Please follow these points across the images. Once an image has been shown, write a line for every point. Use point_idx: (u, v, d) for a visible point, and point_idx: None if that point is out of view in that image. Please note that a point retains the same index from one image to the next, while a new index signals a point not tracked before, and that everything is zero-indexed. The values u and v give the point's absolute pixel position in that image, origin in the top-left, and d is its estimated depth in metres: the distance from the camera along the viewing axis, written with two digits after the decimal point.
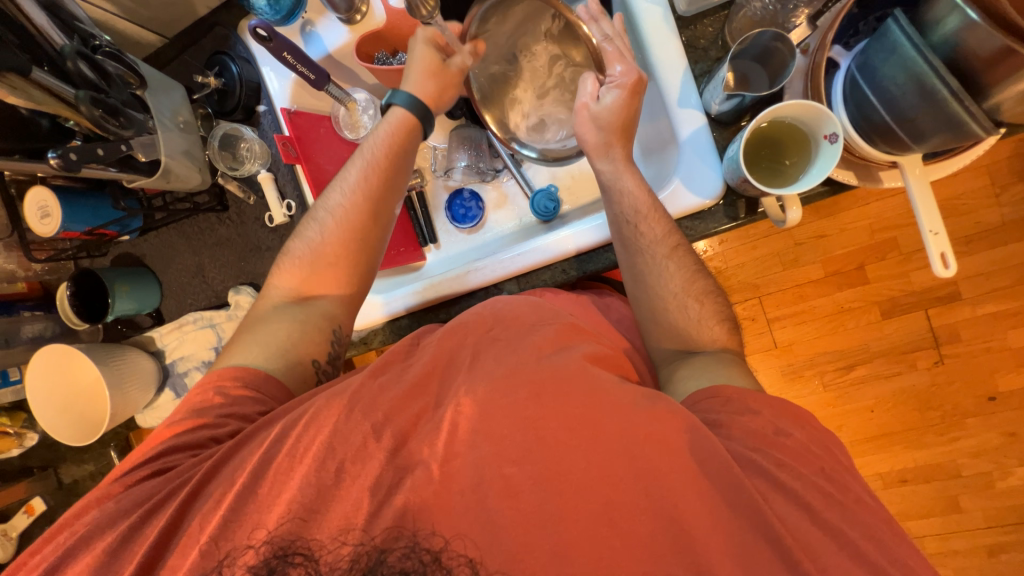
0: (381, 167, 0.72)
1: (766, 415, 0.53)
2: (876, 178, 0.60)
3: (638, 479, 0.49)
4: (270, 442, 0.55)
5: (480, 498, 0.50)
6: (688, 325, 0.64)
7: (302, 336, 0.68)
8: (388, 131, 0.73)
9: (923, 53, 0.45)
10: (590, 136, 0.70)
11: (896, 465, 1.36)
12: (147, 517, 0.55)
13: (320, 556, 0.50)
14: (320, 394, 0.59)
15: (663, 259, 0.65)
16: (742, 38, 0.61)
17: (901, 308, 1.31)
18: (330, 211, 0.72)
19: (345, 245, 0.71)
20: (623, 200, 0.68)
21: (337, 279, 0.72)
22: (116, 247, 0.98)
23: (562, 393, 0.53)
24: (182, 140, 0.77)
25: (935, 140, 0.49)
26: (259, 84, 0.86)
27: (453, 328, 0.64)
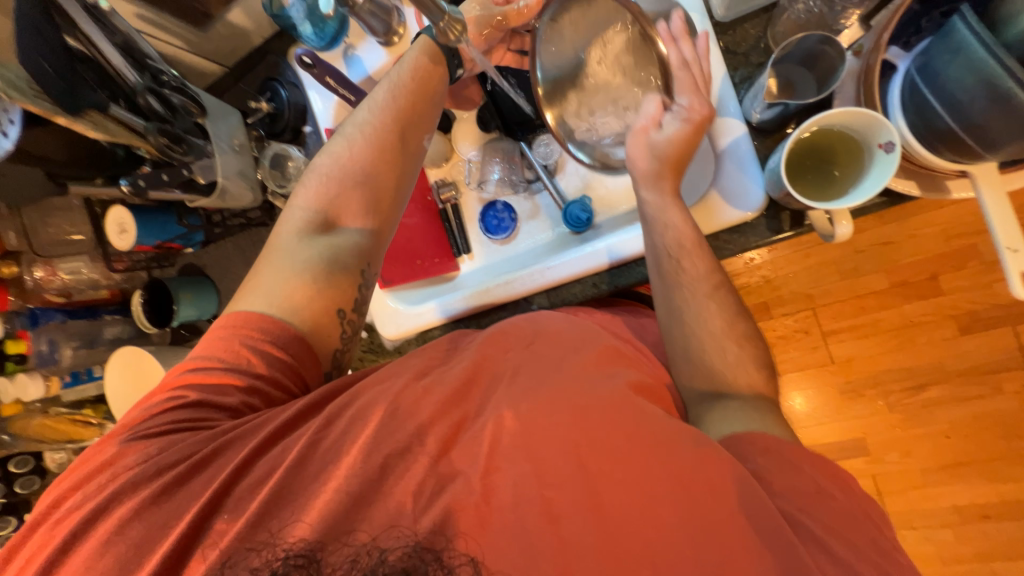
0: (410, 90, 0.69)
1: (808, 470, 0.50)
2: (943, 189, 0.54)
3: (682, 515, 0.48)
4: (318, 427, 0.55)
5: (518, 518, 0.50)
6: (720, 359, 0.61)
7: (325, 276, 0.63)
8: (414, 56, 0.70)
9: (995, 52, 0.41)
10: (642, 163, 0.65)
11: (977, 499, 1.21)
12: (179, 483, 0.54)
13: (322, 558, 0.49)
14: (369, 387, 0.59)
15: (705, 298, 0.63)
16: (783, 44, 0.58)
17: (981, 324, 1.19)
18: (356, 137, 0.69)
19: (372, 171, 0.68)
20: (666, 233, 0.65)
21: (364, 210, 0.68)
22: (183, 258, 1.08)
23: (604, 425, 0.53)
24: (236, 161, 0.84)
25: (1013, 148, 0.44)
26: (306, 106, 0.92)
27: (497, 335, 0.67)
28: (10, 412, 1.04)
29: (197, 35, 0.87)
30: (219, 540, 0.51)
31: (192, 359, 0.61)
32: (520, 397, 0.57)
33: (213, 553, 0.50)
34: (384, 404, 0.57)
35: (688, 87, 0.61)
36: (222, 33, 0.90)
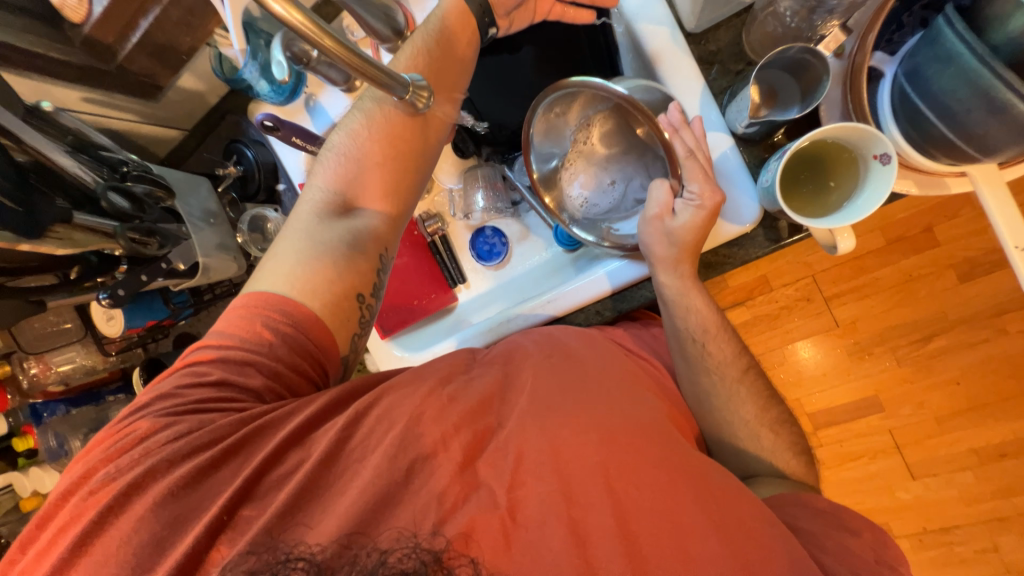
0: (429, 61, 0.64)
1: (868, 537, 0.53)
2: (943, 186, 0.52)
3: (717, 550, 0.49)
4: (345, 425, 0.53)
5: (544, 536, 0.48)
6: (744, 431, 0.65)
7: (347, 258, 0.59)
8: (444, 19, 0.65)
9: (989, 63, 0.38)
10: (658, 248, 0.63)
11: (991, 439, 1.23)
12: (214, 465, 0.50)
13: (320, 560, 0.45)
14: (390, 392, 0.57)
15: (733, 385, 0.64)
16: (765, 56, 0.56)
17: (981, 270, 1.20)
18: (374, 107, 0.64)
19: (389, 147, 0.63)
20: (688, 318, 0.64)
21: (384, 190, 0.63)
22: (178, 328, 1.06)
23: (629, 462, 0.52)
24: (214, 235, 0.81)
25: (1011, 152, 0.42)
26: (275, 164, 0.89)
27: (512, 368, 0.64)
28: (32, 505, 1.01)
29: (150, 106, 0.83)
30: (243, 533, 0.47)
31: (215, 333, 0.57)
32: (545, 416, 0.55)
33: (233, 548, 0.47)
34: (405, 416, 0.53)
35: (697, 173, 0.59)
36: (176, 99, 0.86)
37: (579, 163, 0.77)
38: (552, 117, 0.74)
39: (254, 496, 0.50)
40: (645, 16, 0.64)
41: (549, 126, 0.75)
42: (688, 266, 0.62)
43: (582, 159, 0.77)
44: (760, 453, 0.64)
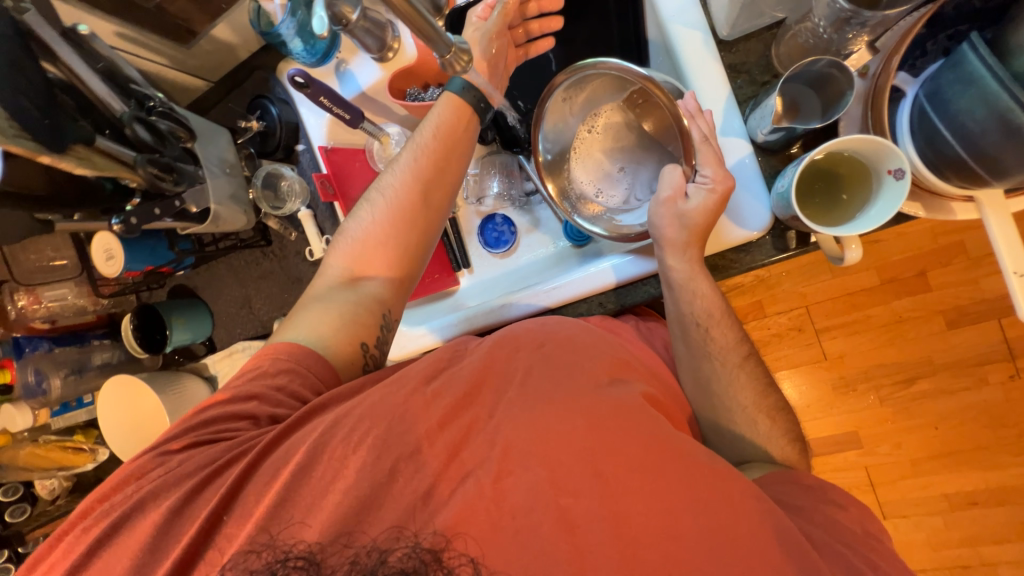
0: (435, 151, 0.69)
1: (855, 511, 0.54)
2: (948, 211, 0.54)
3: (705, 531, 0.49)
4: (328, 425, 0.56)
5: (532, 524, 0.50)
6: (741, 415, 0.65)
7: (350, 315, 0.67)
8: (438, 113, 0.69)
9: (1008, 87, 0.41)
10: (669, 231, 0.63)
11: (965, 487, 1.24)
12: (210, 482, 0.56)
13: (320, 560, 0.50)
14: (373, 390, 0.59)
15: (732, 368, 0.64)
16: (792, 67, 0.58)
17: (969, 318, 1.22)
18: (381, 192, 0.72)
19: (393, 225, 0.70)
20: (695, 303, 0.64)
21: (388, 260, 0.70)
22: (173, 280, 1.05)
23: (622, 437, 0.53)
24: (228, 185, 0.81)
25: (1021, 177, 0.44)
26: (297, 124, 0.89)
27: (504, 339, 0.64)
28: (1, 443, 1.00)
29: (181, 51, 0.83)
30: (249, 513, 0.54)
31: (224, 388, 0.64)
32: (537, 403, 0.56)
33: (236, 544, 0.52)
34: (384, 417, 0.56)
35: (712, 159, 0.61)
36: (206, 49, 0.86)
37: (579, 152, 0.80)
38: (560, 103, 0.76)
39: (250, 504, 0.54)
40: (680, 18, 0.66)
41: (559, 110, 0.76)
42: (695, 249, 0.63)
43: (582, 147, 0.80)
44: (755, 441, 0.64)
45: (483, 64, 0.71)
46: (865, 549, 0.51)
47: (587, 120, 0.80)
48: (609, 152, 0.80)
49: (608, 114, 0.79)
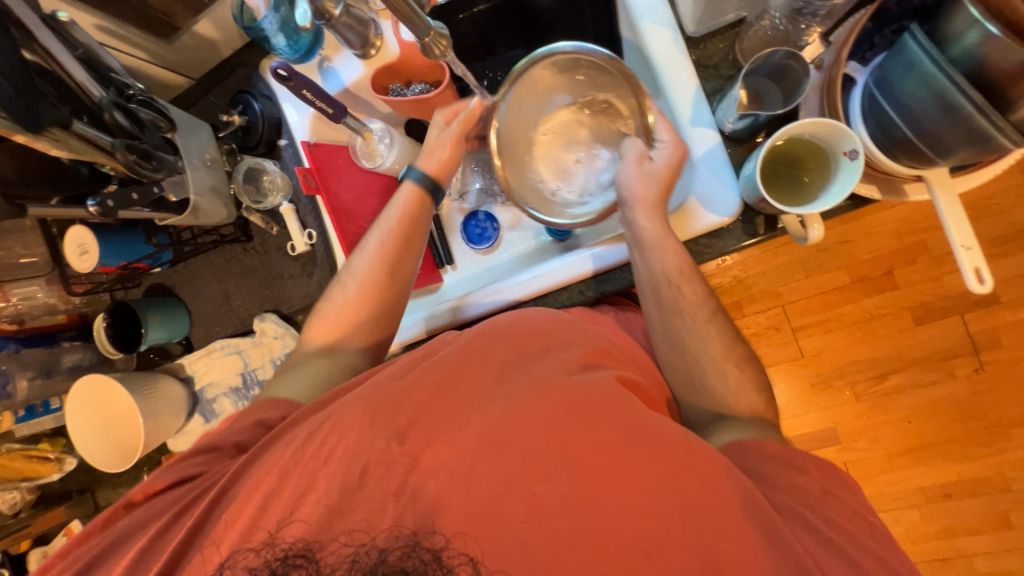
0: (400, 235, 0.77)
1: (814, 474, 0.55)
2: (901, 192, 0.58)
3: (673, 506, 0.50)
4: (301, 441, 0.56)
5: (506, 513, 0.50)
6: (711, 366, 0.65)
7: (325, 380, 0.72)
8: (402, 202, 0.78)
9: (945, 69, 0.44)
10: (636, 189, 0.67)
11: (937, 479, 1.28)
12: (176, 519, 0.59)
13: (320, 557, 0.50)
14: (342, 399, 0.60)
15: (702, 325, 0.65)
16: (754, 57, 0.61)
17: (934, 314, 1.26)
18: (351, 274, 0.77)
19: (365, 304, 0.76)
20: (664, 261, 0.66)
21: (361, 332, 0.77)
22: (149, 278, 1.03)
23: (591, 415, 0.54)
24: (208, 177, 0.80)
25: (962, 154, 0.48)
26: (280, 120, 0.90)
27: (481, 332, 0.65)
28: None
29: (163, 47, 0.84)
30: (242, 510, 0.54)
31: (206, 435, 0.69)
32: (526, 393, 0.56)
33: (234, 540, 0.53)
34: (354, 426, 0.56)
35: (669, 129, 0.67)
36: (189, 45, 0.87)
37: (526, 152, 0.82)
38: (517, 101, 0.77)
39: (243, 504, 0.55)
40: (650, 16, 0.70)
41: (516, 106, 0.78)
42: (660, 207, 0.67)
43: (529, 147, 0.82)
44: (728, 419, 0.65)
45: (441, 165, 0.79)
46: (832, 521, 0.51)
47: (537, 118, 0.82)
48: (555, 153, 0.82)
49: (554, 118, 0.82)
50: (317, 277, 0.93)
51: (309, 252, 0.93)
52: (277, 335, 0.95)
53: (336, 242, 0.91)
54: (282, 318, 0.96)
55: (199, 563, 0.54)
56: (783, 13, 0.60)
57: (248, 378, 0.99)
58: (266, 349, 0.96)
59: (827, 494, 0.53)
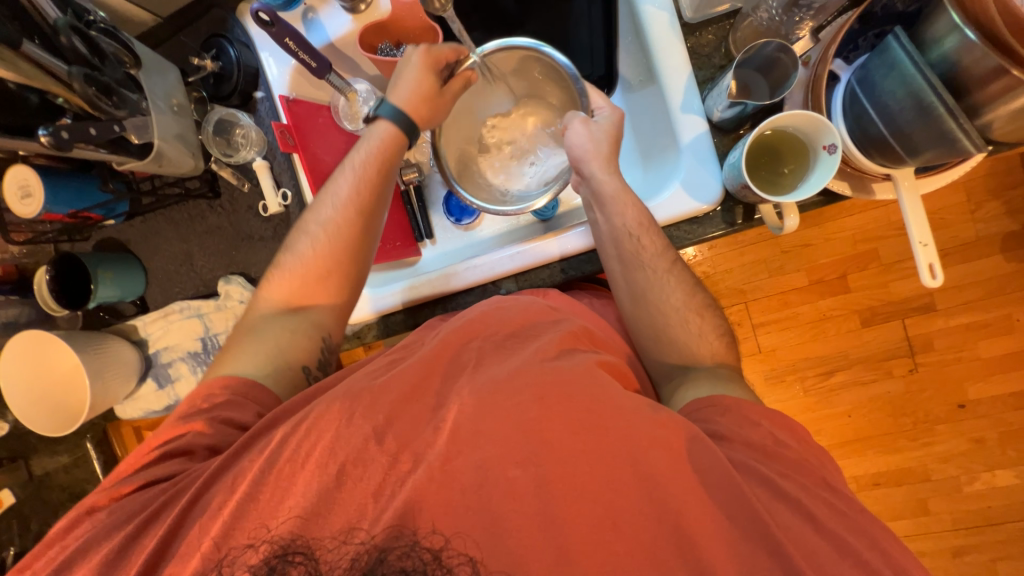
0: (368, 185, 0.73)
1: (765, 426, 0.56)
2: (869, 191, 0.61)
3: (644, 490, 0.51)
4: (275, 445, 0.54)
5: (483, 498, 0.51)
6: (675, 314, 0.68)
7: (289, 348, 0.69)
8: (375, 145, 0.74)
9: (923, 71, 0.47)
10: (582, 143, 0.72)
11: (870, 469, 1.39)
12: (142, 529, 0.55)
13: (319, 556, 0.49)
14: (320, 398, 0.58)
15: (662, 273, 0.69)
16: (746, 48, 0.63)
17: (880, 317, 1.35)
18: (319, 224, 0.73)
19: (333, 258, 0.72)
20: (625, 214, 0.69)
21: (329, 289, 0.73)
22: (100, 231, 0.94)
23: (567, 399, 0.54)
24: (175, 123, 0.75)
25: (928, 155, 0.51)
26: (257, 70, 0.85)
27: (460, 326, 0.65)
28: None
29: None
30: (224, 507, 0.52)
31: (157, 433, 0.63)
32: (521, 385, 0.55)
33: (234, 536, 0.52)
34: (332, 428, 0.54)
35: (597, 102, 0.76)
36: None
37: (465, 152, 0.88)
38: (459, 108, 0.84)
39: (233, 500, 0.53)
40: None
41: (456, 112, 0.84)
42: (612, 160, 0.71)
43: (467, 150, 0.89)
44: None
45: (417, 100, 0.74)
46: (789, 475, 0.52)
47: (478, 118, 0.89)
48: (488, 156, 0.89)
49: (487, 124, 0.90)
50: None
51: (282, 214, 0.88)
52: (243, 299, 0.90)
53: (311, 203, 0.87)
54: (249, 281, 0.91)
55: (184, 554, 0.51)
56: (779, 5, 0.65)
57: (209, 344, 0.95)
58: (231, 313, 0.92)
59: (778, 442, 0.55)
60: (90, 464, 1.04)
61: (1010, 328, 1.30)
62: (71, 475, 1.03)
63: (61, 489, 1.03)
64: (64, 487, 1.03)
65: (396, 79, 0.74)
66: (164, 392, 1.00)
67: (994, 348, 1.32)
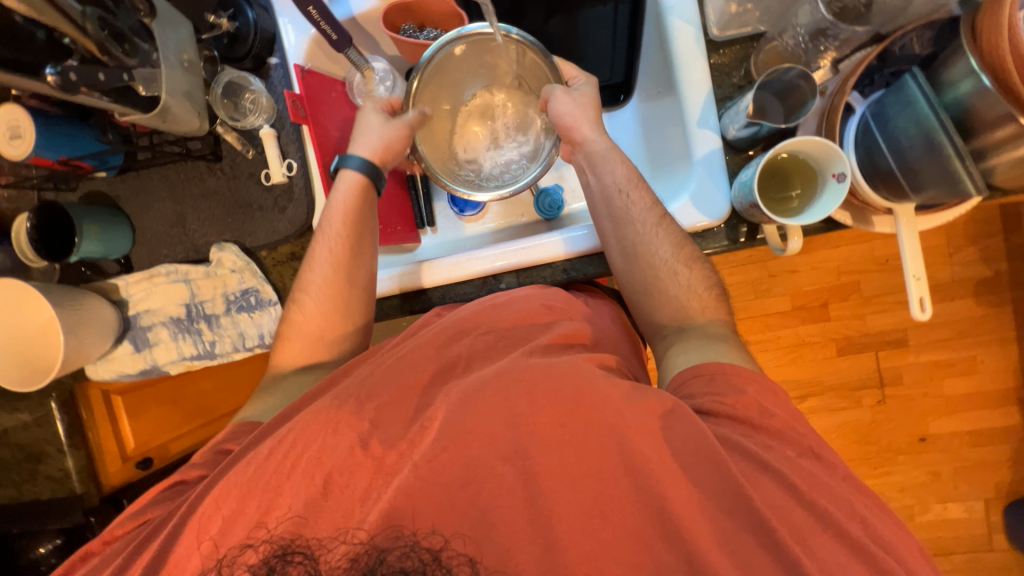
0: (343, 236, 0.76)
1: (751, 394, 0.55)
2: (869, 223, 0.63)
3: (635, 494, 0.50)
4: (262, 458, 0.55)
5: (475, 496, 0.51)
6: (663, 267, 0.69)
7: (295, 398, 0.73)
8: (344, 195, 0.77)
9: (937, 111, 0.49)
10: (566, 110, 0.75)
11: None
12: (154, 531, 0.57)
13: (319, 556, 0.51)
14: (306, 410, 0.59)
15: (651, 225, 0.70)
16: (770, 70, 0.64)
17: (855, 348, 1.40)
18: (305, 290, 0.77)
19: (326, 318, 0.76)
20: (613, 174, 0.73)
21: (330, 347, 0.77)
22: (88, 183, 0.90)
23: (565, 404, 0.53)
24: (184, 80, 0.72)
25: (932, 193, 0.53)
26: (274, 35, 0.84)
27: (448, 322, 0.68)
28: None
29: None
30: (221, 510, 0.54)
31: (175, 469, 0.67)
32: (509, 382, 0.55)
33: (233, 537, 0.53)
34: (316, 437, 0.55)
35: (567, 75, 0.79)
36: None
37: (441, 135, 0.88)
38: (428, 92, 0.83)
39: (229, 501, 0.54)
40: (679, 11, 0.71)
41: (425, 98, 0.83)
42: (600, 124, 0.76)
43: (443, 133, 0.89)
44: None
45: (383, 147, 0.78)
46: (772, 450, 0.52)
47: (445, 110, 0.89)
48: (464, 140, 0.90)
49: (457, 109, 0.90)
50: (289, 213, 0.86)
51: (285, 185, 0.86)
52: (235, 268, 0.88)
53: (317, 178, 0.85)
54: (243, 251, 0.88)
55: (185, 555, 0.53)
56: (805, 32, 0.66)
57: (194, 311, 0.92)
58: (220, 282, 0.89)
59: (764, 413, 0.54)
60: (51, 425, 0.96)
61: (973, 369, 1.36)
62: (31, 434, 0.97)
63: (18, 447, 0.97)
64: (23, 446, 0.97)
65: (359, 132, 0.79)
66: (141, 356, 0.95)
67: (958, 387, 1.38)
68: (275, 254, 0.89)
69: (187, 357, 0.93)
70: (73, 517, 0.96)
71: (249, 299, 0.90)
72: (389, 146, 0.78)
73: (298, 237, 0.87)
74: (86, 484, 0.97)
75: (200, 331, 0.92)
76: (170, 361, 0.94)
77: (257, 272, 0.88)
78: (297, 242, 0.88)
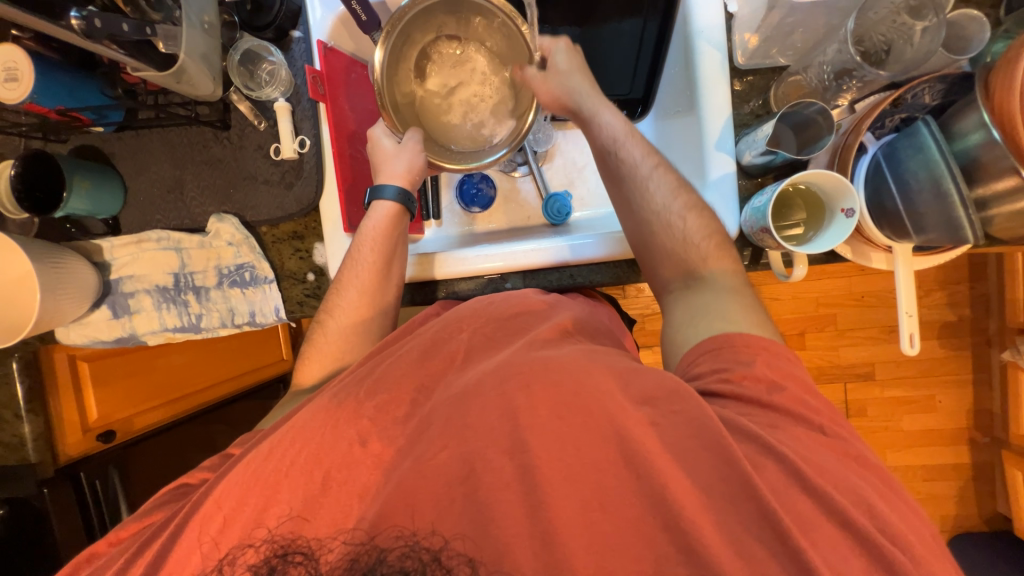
0: (375, 262, 0.76)
1: (761, 359, 0.56)
2: (868, 258, 0.67)
3: (636, 497, 0.49)
4: (263, 454, 0.54)
5: (476, 491, 0.50)
6: (656, 220, 0.69)
7: None
8: (377, 220, 0.78)
9: (946, 158, 0.51)
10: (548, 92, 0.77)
11: None
12: (155, 537, 0.56)
13: (320, 556, 0.49)
14: (301, 410, 0.59)
15: (645, 177, 0.71)
16: (792, 103, 0.67)
17: (825, 377, 1.45)
18: (328, 312, 0.77)
19: (345, 342, 0.76)
20: (603, 133, 0.76)
21: (334, 362, 0.76)
22: (80, 136, 0.86)
23: (566, 402, 0.53)
24: (202, 42, 0.70)
25: (932, 236, 0.56)
26: (300, 9, 0.82)
27: (451, 317, 0.68)
28: None
29: None
30: (221, 511, 0.53)
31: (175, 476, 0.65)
32: (507, 374, 0.55)
33: (228, 539, 0.52)
34: (315, 435, 0.55)
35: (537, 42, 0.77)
36: None
37: (425, 103, 0.80)
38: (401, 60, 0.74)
39: (231, 498, 0.53)
40: (708, 34, 0.73)
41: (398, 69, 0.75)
42: (590, 87, 0.78)
43: (428, 99, 0.80)
44: None
45: (410, 176, 0.78)
46: (770, 428, 0.52)
47: (419, 73, 0.79)
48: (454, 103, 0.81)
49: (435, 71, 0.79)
50: (296, 190, 0.84)
51: (294, 161, 0.84)
52: (232, 241, 0.85)
53: (330, 159, 0.84)
54: (242, 224, 0.86)
55: (186, 555, 0.52)
56: (831, 71, 0.68)
57: (182, 281, 0.87)
58: (214, 254, 0.86)
59: (772, 389, 0.54)
60: (10, 388, 0.88)
61: (931, 407, 1.44)
62: None
63: None
64: None
65: (383, 166, 0.79)
66: (119, 323, 0.90)
67: (917, 423, 1.45)
68: (276, 231, 0.86)
69: (169, 329, 0.88)
70: (25, 487, 0.90)
71: (242, 275, 0.87)
72: (413, 167, 0.78)
73: (302, 216, 0.85)
74: (42, 454, 0.90)
75: (186, 303, 0.88)
76: (150, 332, 0.90)
77: (255, 248, 0.85)
78: (300, 221, 0.86)
